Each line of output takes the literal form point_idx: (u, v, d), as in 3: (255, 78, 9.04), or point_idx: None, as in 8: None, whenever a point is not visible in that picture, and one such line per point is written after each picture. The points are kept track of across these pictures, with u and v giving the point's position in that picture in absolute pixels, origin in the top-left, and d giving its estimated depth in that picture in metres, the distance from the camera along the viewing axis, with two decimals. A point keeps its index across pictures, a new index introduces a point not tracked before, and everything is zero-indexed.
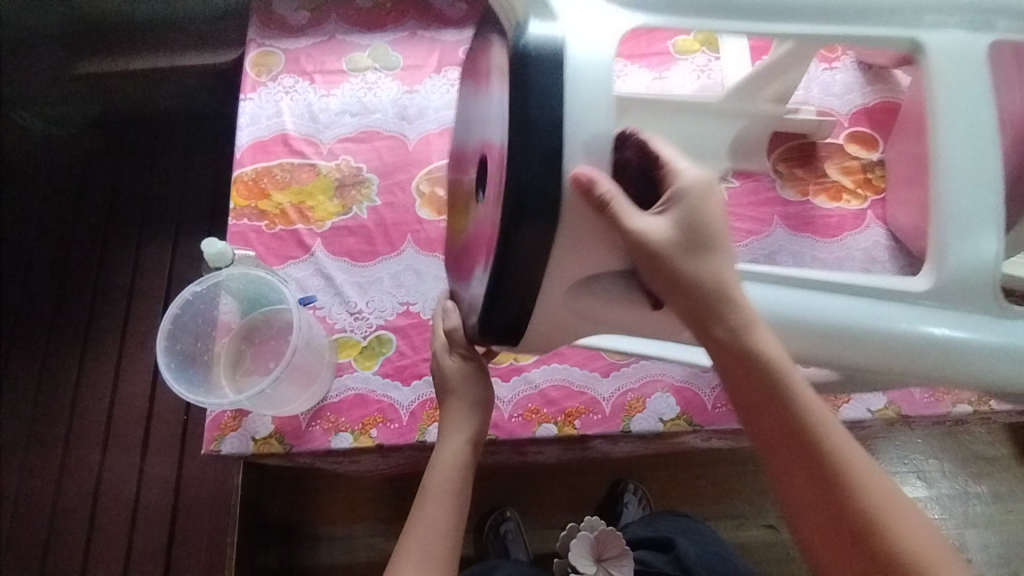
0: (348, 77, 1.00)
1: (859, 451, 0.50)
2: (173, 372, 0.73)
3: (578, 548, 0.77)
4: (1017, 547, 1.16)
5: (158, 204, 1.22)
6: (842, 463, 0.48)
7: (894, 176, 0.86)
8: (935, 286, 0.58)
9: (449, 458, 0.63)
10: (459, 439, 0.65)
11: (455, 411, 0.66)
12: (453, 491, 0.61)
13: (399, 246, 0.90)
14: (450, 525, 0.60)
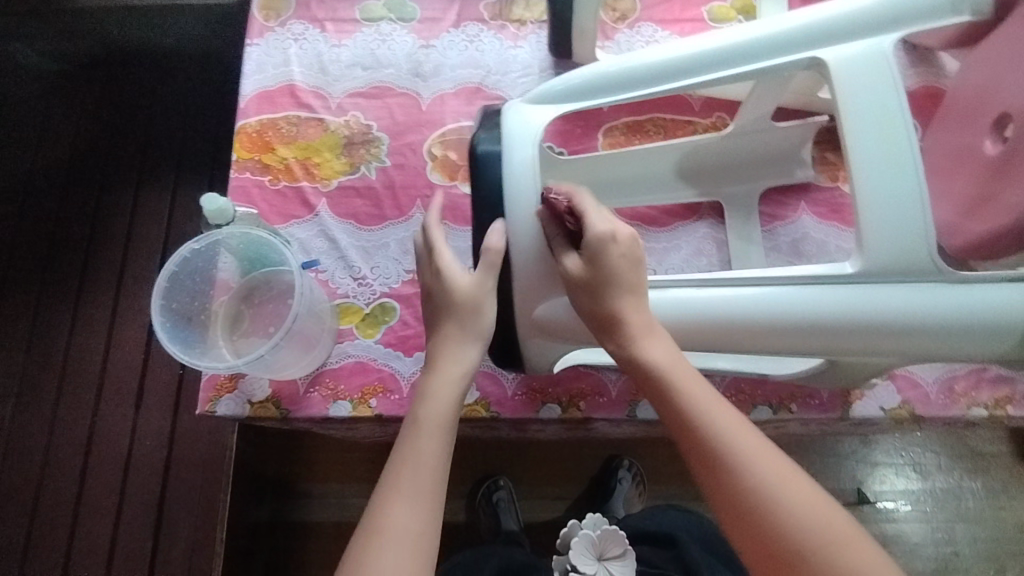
0: (361, 27, 0.94)
1: (750, 433, 0.50)
2: (168, 331, 0.70)
3: (579, 549, 0.72)
4: (1005, 544, 1.16)
5: (156, 151, 1.17)
6: (725, 442, 0.50)
7: (931, 165, 0.81)
8: (868, 264, 0.57)
9: (440, 387, 0.60)
10: (459, 372, 0.61)
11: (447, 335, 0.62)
12: (444, 421, 0.58)
13: (407, 211, 0.86)
14: (441, 463, 0.56)
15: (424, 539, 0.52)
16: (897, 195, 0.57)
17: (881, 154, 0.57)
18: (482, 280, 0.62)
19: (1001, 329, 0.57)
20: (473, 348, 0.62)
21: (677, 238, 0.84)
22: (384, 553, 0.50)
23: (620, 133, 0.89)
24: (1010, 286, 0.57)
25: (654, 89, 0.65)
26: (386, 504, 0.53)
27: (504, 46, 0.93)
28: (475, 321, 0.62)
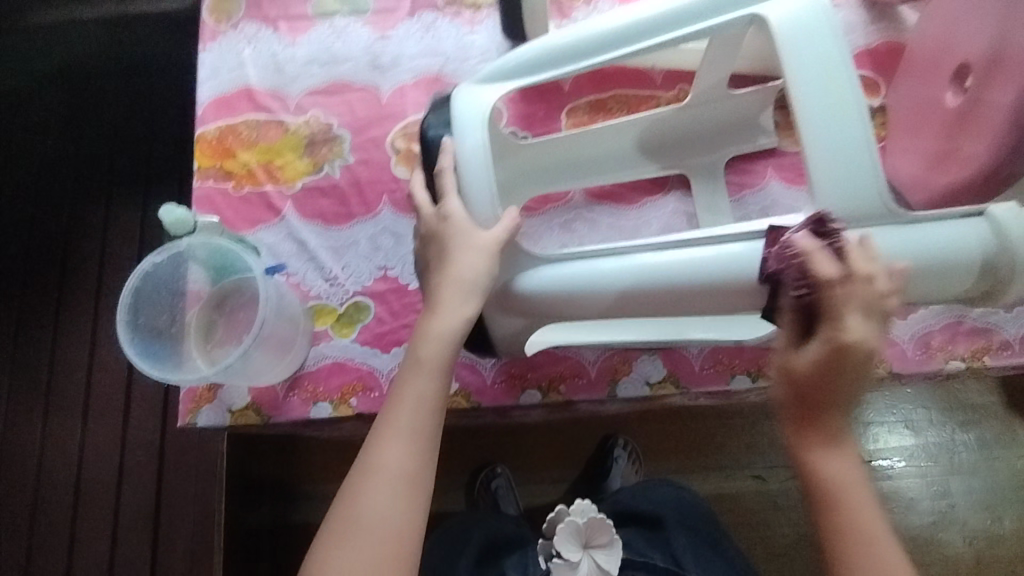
0: (315, 23, 0.93)
1: (877, 522, 0.51)
2: (138, 347, 0.70)
3: (565, 535, 0.76)
4: (1001, 492, 1.12)
5: (122, 164, 1.15)
6: (845, 527, 0.50)
7: (894, 121, 0.81)
8: (823, 212, 0.57)
9: (433, 337, 0.57)
10: (460, 313, 0.58)
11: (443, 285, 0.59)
12: (437, 369, 0.56)
13: (375, 207, 0.86)
14: (438, 405, 0.56)
15: (419, 477, 0.53)
16: (846, 149, 0.56)
17: (829, 109, 0.57)
18: (468, 236, 0.59)
19: (957, 266, 0.57)
20: (472, 295, 0.58)
21: (646, 214, 0.84)
22: (377, 492, 0.52)
23: (584, 112, 0.88)
24: (961, 222, 0.58)
25: (599, 58, 0.65)
26: (380, 449, 0.53)
27: (460, 32, 0.92)
28: (474, 264, 0.58)
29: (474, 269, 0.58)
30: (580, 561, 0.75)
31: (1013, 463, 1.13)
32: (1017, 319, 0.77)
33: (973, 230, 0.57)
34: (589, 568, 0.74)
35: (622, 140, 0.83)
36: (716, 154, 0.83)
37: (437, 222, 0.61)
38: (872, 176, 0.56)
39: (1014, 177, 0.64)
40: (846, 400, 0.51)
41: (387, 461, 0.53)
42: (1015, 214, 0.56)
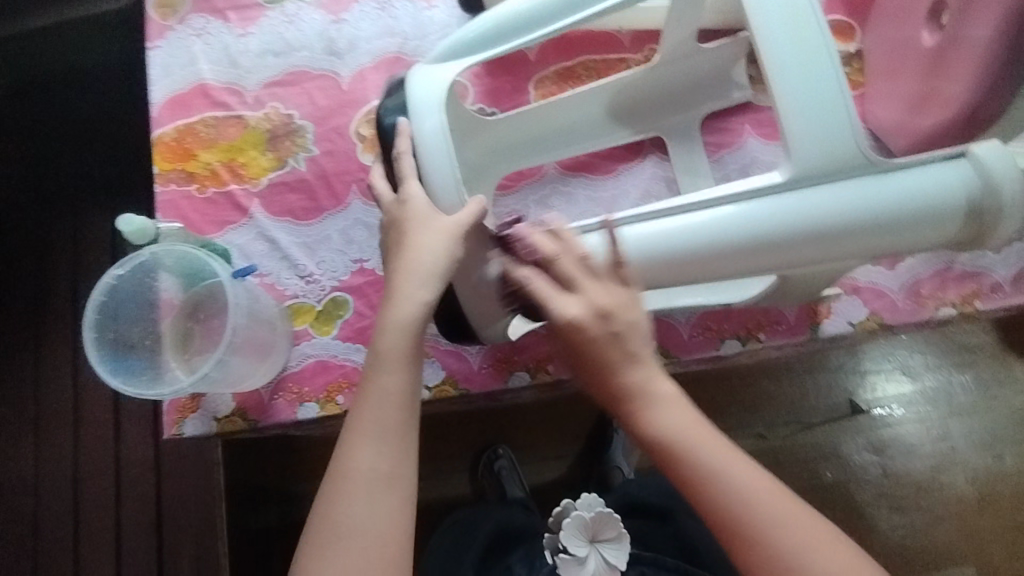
0: (265, 11, 0.89)
1: (734, 460, 0.51)
2: (111, 365, 0.68)
3: (572, 530, 0.66)
4: (1002, 431, 1.11)
5: (82, 172, 1.10)
6: (700, 481, 0.51)
7: (872, 66, 0.79)
8: (799, 169, 0.55)
9: (393, 330, 0.55)
10: (418, 298, 0.55)
11: (399, 274, 0.56)
12: (400, 361, 0.54)
13: (344, 199, 0.83)
14: (407, 398, 0.54)
15: (397, 475, 0.52)
16: (816, 101, 0.54)
17: (796, 59, 0.54)
18: (428, 221, 0.57)
19: (945, 211, 0.55)
20: (429, 280, 0.56)
21: (623, 183, 0.82)
22: (355, 499, 0.51)
23: (552, 83, 0.85)
24: (944, 167, 0.55)
25: (555, 26, 0.61)
26: (350, 453, 0.52)
27: (417, 8, 0.88)
28: (431, 246, 0.56)
29: (431, 252, 0.56)
30: (587, 556, 0.66)
31: (1012, 401, 1.11)
32: (1007, 260, 0.76)
33: (956, 173, 0.55)
34: (597, 565, 0.66)
35: (591, 108, 0.80)
36: (691, 115, 0.81)
37: (397, 209, 0.59)
38: (846, 125, 0.54)
39: (995, 115, 0.61)
40: (610, 365, 0.53)
41: (360, 465, 0.52)
42: (1000, 154, 0.54)
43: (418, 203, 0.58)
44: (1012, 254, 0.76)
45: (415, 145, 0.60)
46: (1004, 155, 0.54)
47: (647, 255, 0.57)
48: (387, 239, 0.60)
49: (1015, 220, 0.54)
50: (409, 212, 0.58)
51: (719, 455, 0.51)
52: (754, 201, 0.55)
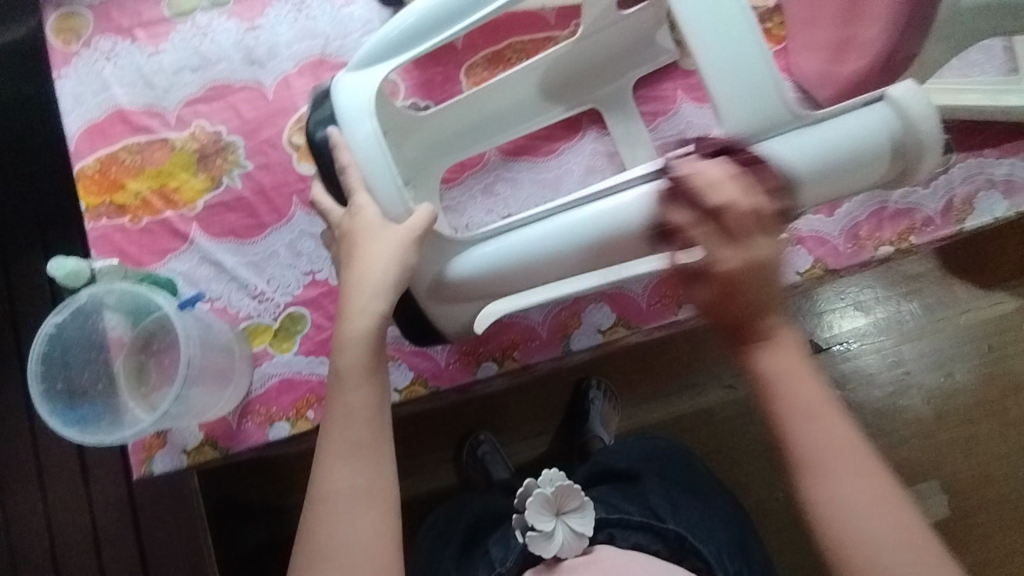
0: (174, 25, 0.85)
1: (799, 379, 0.50)
2: (64, 417, 0.65)
3: (537, 505, 0.69)
4: (950, 349, 1.17)
5: None
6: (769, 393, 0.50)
7: (792, 19, 0.80)
8: (731, 132, 0.54)
9: (350, 350, 0.55)
10: (371, 309, 0.56)
11: (349, 291, 0.57)
12: (364, 372, 0.55)
13: (287, 212, 0.81)
14: (376, 407, 0.54)
15: (378, 488, 0.53)
16: (745, 65, 0.53)
17: (717, 27, 0.53)
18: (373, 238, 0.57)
19: (872, 154, 0.55)
20: (381, 294, 0.56)
21: (565, 161, 0.83)
22: (338, 519, 0.51)
23: (482, 69, 0.84)
24: (863, 112, 0.55)
25: (474, 17, 0.59)
26: (327, 471, 0.53)
27: (335, 5, 0.85)
28: (380, 254, 0.56)
29: (383, 268, 0.56)
30: (555, 529, 0.68)
31: (957, 321, 1.17)
32: (936, 194, 0.79)
33: (876, 117, 0.55)
34: (564, 535, 0.68)
35: (522, 87, 0.79)
36: (624, 85, 0.81)
37: (349, 220, 0.59)
38: (771, 81, 0.53)
39: (909, 58, 0.63)
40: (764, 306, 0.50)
41: (340, 481, 0.52)
42: (913, 92, 0.54)
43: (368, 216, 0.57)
44: (939, 186, 0.79)
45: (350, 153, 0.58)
46: (918, 91, 0.55)
47: (599, 237, 0.58)
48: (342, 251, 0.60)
49: (934, 154, 0.55)
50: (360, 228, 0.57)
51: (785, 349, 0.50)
52: (693, 168, 0.56)
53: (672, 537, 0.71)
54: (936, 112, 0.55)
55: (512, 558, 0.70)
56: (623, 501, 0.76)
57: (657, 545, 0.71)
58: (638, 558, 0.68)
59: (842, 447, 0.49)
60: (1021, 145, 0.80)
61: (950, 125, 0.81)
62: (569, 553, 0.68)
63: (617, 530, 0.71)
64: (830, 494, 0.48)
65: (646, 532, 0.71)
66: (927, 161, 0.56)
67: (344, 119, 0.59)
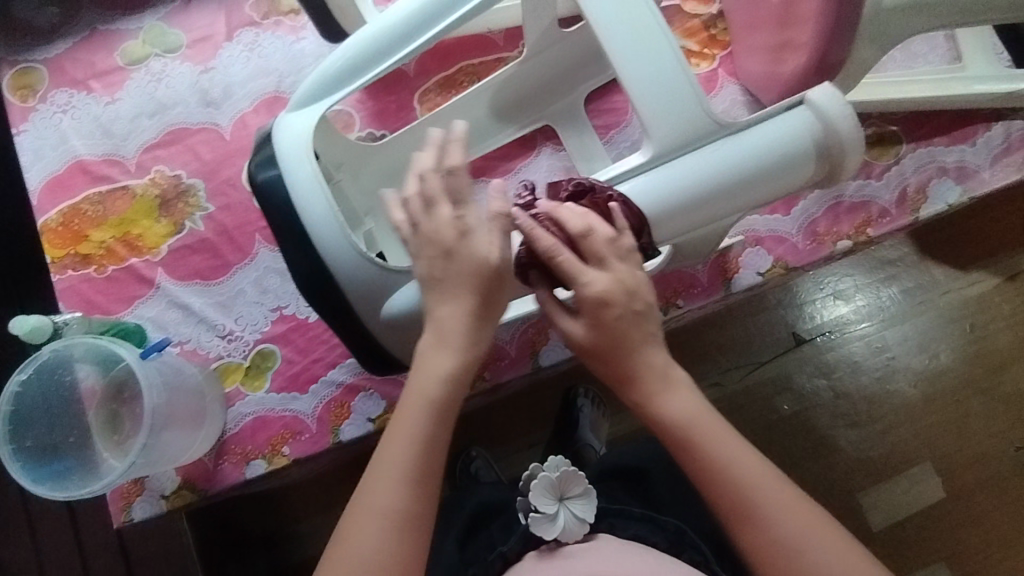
0: (129, 74, 0.86)
1: (709, 419, 0.50)
2: (38, 473, 0.66)
3: (538, 489, 0.63)
4: (932, 331, 1.12)
5: None
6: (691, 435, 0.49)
7: (734, 25, 0.81)
8: (659, 145, 0.55)
9: (429, 352, 0.50)
10: (456, 309, 0.50)
11: (440, 281, 0.50)
12: (446, 383, 0.49)
13: (250, 250, 0.81)
14: (443, 427, 0.49)
15: (421, 517, 0.47)
16: (665, 82, 0.55)
17: (636, 47, 0.55)
18: (469, 253, 0.50)
19: (796, 159, 0.55)
20: (467, 286, 0.50)
21: (523, 179, 0.84)
22: (368, 535, 0.46)
23: (435, 94, 0.85)
24: (783, 117, 0.56)
25: (406, 52, 0.61)
26: (376, 481, 0.47)
27: (286, 42, 0.87)
28: (470, 248, 0.50)
29: (481, 263, 0.50)
30: (558, 513, 0.62)
31: (945, 300, 1.12)
32: (889, 185, 0.80)
33: (798, 122, 0.56)
34: (567, 521, 0.62)
35: (474, 111, 0.79)
36: (575, 100, 0.82)
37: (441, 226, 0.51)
38: (691, 95, 0.55)
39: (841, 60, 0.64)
40: (638, 345, 0.50)
41: (382, 497, 0.47)
42: (831, 96, 0.55)
43: (470, 223, 0.51)
44: (892, 178, 0.80)
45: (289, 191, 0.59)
46: (836, 96, 0.56)
47: None
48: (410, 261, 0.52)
49: (855, 152, 0.56)
50: (456, 234, 0.50)
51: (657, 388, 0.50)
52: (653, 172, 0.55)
53: (670, 528, 0.67)
54: (854, 114, 0.55)
55: (514, 540, 0.66)
56: (625, 493, 0.73)
57: (656, 537, 0.67)
58: (646, 552, 0.61)
59: (764, 476, 0.48)
60: (968, 131, 0.81)
61: (897, 117, 0.82)
62: (570, 538, 0.62)
63: (617, 520, 0.67)
64: (769, 534, 0.46)
65: (645, 522, 0.68)
66: (851, 159, 0.56)
67: (282, 160, 0.60)
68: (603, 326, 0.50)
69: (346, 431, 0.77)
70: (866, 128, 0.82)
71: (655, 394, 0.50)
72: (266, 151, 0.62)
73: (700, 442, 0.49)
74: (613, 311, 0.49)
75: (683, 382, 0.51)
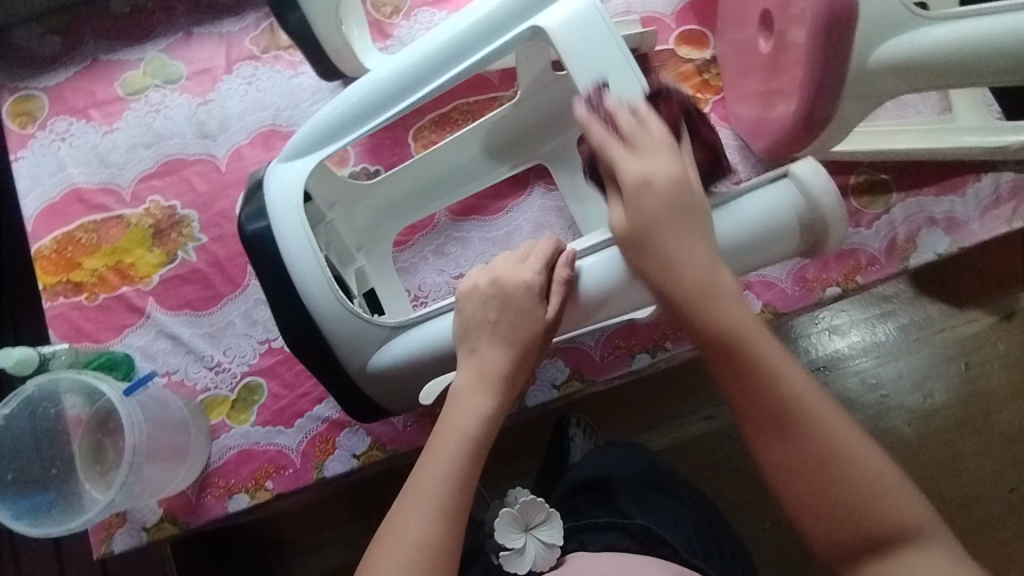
0: (128, 104, 0.87)
1: (761, 330, 0.51)
2: (19, 507, 0.67)
3: (503, 525, 0.64)
4: (926, 369, 1.09)
5: None
6: (745, 344, 0.50)
7: (727, 70, 0.82)
8: None
9: (466, 398, 0.54)
10: (495, 358, 0.55)
11: (486, 336, 0.56)
12: (475, 426, 0.53)
13: (242, 281, 0.82)
14: (471, 464, 0.52)
15: (441, 547, 0.49)
16: None
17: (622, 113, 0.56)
18: (539, 313, 0.55)
19: (780, 233, 0.56)
20: (507, 346, 0.55)
21: (515, 218, 0.84)
22: (392, 559, 0.48)
23: (430, 131, 0.86)
24: (769, 189, 0.57)
25: (400, 106, 0.62)
26: (402, 511, 0.51)
27: (284, 76, 0.88)
28: (512, 309, 0.55)
29: (519, 327, 0.55)
30: (525, 544, 0.64)
31: (944, 337, 1.09)
32: (879, 233, 0.81)
33: (783, 195, 0.56)
34: (536, 550, 0.64)
35: (467, 150, 0.80)
36: (569, 140, 0.82)
37: (489, 287, 0.57)
38: None
39: (828, 116, 0.65)
40: (692, 249, 0.51)
41: (406, 526, 0.50)
42: (815, 171, 0.56)
43: (529, 279, 0.56)
44: (881, 226, 0.81)
45: (277, 235, 0.60)
46: (821, 171, 0.57)
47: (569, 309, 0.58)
48: (470, 314, 0.57)
49: (840, 228, 0.57)
50: (532, 292, 0.55)
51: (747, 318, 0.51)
52: None
53: (638, 531, 0.67)
54: (835, 187, 0.56)
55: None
56: (593, 507, 0.73)
57: (625, 543, 0.66)
58: (614, 560, 0.63)
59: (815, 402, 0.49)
60: (958, 181, 0.81)
61: (887, 166, 0.82)
62: (542, 566, 0.63)
63: (587, 535, 0.67)
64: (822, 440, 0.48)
65: (612, 531, 0.67)
66: (835, 233, 0.57)
67: (273, 210, 0.61)
68: (667, 204, 0.51)
69: (331, 467, 0.77)
70: (856, 175, 0.82)
71: (713, 305, 0.50)
72: (257, 198, 0.63)
73: (759, 368, 0.49)
74: (649, 201, 0.51)
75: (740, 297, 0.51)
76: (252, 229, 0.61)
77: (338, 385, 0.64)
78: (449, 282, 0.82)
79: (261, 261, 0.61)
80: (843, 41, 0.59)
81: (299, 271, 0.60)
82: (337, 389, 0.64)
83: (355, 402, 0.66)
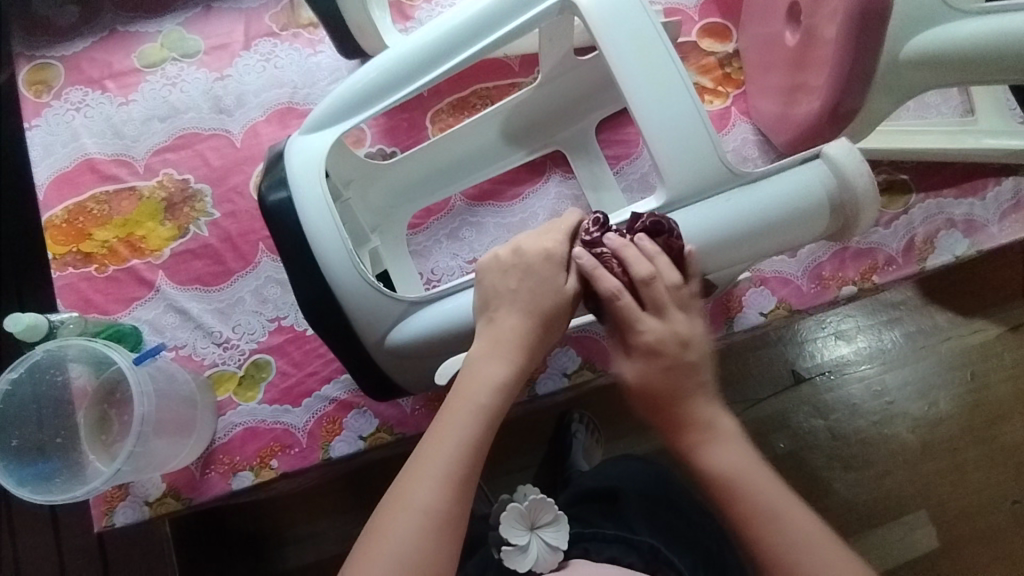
0: (144, 76, 0.87)
1: (753, 471, 0.52)
2: (21, 474, 0.66)
3: (509, 519, 0.63)
4: (933, 377, 1.08)
5: None
6: (725, 484, 0.51)
7: (750, 64, 0.81)
8: (673, 194, 0.56)
9: (484, 368, 0.54)
10: (511, 327, 0.55)
11: (507, 304, 0.55)
12: (490, 395, 0.53)
13: (253, 258, 0.81)
14: (484, 434, 0.52)
15: (448, 515, 0.49)
16: (681, 129, 0.56)
17: (655, 93, 0.56)
18: (560, 283, 0.55)
19: (811, 212, 0.57)
20: (525, 316, 0.55)
21: (530, 205, 0.83)
22: (395, 527, 0.48)
23: (447, 115, 0.85)
24: (800, 169, 0.57)
25: (427, 80, 0.62)
26: (410, 478, 0.50)
27: (303, 55, 0.87)
28: (529, 280, 0.55)
29: (536, 299, 0.55)
30: (529, 543, 0.63)
31: (953, 344, 1.08)
32: (897, 234, 0.80)
33: (813, 176, 0.57)
34: (540, 551, 0.63)
35: (486, 133, 0.79)
36: (587, 127, 0.82)
37: (509, 256, 0.57)
38: (709, 144, 0.56)
39: (855, 109, 0.64)
40: (682, 391, 0.53)
41: (414, 492, 0.49)
42: (848, 152, 0.56)
43: (553, 249, 0.56)
44: (900, 226, 0.80)
45: (297, 207, 0.60)
46: (852, 151, 0.57)
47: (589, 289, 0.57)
48: (489, 284, 0.56)
49: (870, 209, 0.57)
50: (554, 261, 0.55)
51: (737, 454, 0.52)
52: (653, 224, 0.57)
53: (646, 548, 0.67)
54: (869, 171, 0.56)
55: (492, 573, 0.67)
56: (600, 517, 0.72)
57: (631, 557, 0.66)
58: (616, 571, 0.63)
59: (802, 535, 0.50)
60: (979, 184, 0.81)
61: (908, 166, 0.82)
62: (544, 567, 0.63)
63: (591, 544, 0.67)
64: None
65: (618, 544, 0.67)
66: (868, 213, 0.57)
67: (295, 181, 0.60)
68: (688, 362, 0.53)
69: (338, 447, 0.76)
70: (876, 174, 0.82)
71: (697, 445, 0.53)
72: (279, 169, 0.62)
73: (747, 496, 0.51)
74: None
75: (722, 437, 0.53)
76: (274, 200, 0.60)
77: (354, 359, 0.64)
78: (461, 267, 0.81)
79: (281, 231, 0.60)
80: (873, 34, 0.58)
81: (319, 242, 0.59)
82: (353, 363, 0.64)
83: (371, 377, 0.65)
